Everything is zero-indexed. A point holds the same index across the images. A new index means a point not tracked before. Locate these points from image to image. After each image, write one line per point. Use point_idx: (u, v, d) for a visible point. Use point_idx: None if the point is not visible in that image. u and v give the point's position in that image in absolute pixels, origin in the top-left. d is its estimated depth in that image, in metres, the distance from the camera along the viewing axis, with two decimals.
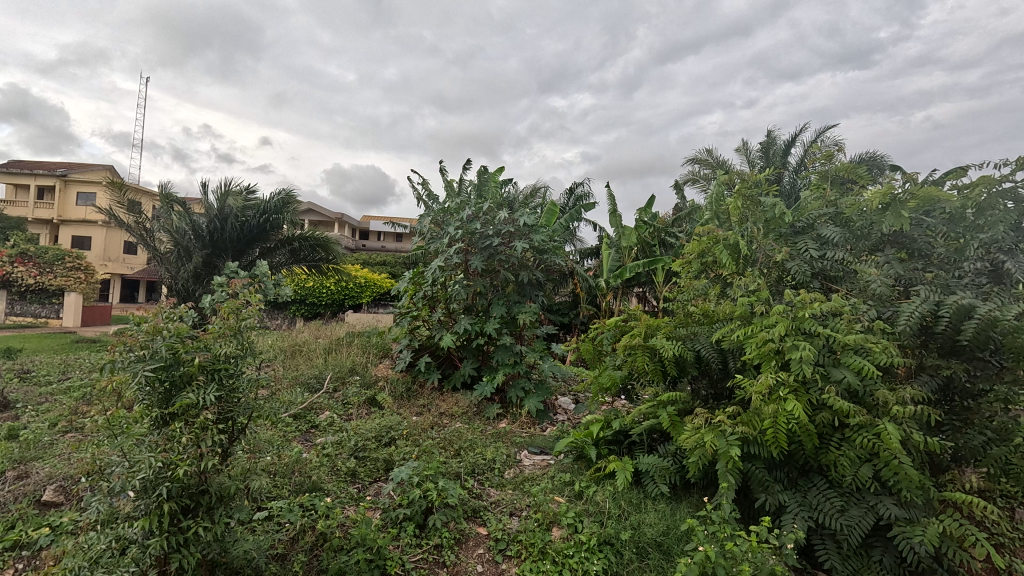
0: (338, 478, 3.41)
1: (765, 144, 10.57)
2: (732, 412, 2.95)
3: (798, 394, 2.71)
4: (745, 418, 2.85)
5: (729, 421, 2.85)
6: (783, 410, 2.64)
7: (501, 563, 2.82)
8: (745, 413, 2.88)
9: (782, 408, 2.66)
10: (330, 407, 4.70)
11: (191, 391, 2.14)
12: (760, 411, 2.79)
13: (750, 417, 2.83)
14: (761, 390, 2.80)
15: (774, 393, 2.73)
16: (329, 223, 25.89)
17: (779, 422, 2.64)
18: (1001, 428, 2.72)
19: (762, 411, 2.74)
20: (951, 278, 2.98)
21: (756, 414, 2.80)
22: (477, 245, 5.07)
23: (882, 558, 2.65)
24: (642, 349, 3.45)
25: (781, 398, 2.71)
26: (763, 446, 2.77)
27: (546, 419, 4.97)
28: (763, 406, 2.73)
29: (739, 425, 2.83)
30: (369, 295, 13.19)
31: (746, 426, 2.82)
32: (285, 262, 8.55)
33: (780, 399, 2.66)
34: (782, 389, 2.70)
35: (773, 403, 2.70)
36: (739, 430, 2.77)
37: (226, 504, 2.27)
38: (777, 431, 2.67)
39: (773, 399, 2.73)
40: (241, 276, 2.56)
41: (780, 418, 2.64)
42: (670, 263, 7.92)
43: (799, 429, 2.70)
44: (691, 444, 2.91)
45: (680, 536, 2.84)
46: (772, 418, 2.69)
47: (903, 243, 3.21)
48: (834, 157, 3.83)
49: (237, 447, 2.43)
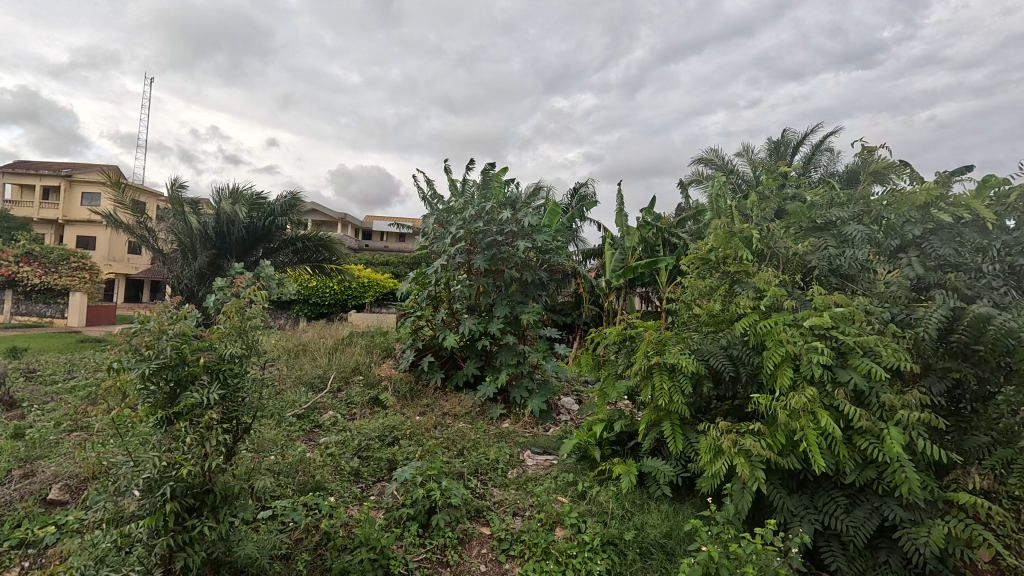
0: (342, 478, 3.42)
1: (774, 142, 10.51)
2: (750, 427, 2.87)
3: (821, 406, 2.68)
4: (765, 432, 2.80)
5: (756, 445, 2.74)
6: (811, 425, 2.59)
7: (505, 562, 2.81)
8: (767, 431, 2.81)
9: (811, 422, 2.62)
10: (334, 407, 4.71)
11: (195, 390, 2.15)
12: (787, 428, 2.73)
13: (774, 436, 2.76)
14: (787, 405, 2.71)
15: (802, 407, 2.66)
16: (333, 223, 25.94)
17: (811, 438, 2.58)
18: (1006, 430, 2.68)
19: (789, 427, 2.68)
20: (972, 279, 2.90)
21: (781, 430, 2.73)
22: (480, 244, 5.05)
23: (888, 559, 2.65)
24: (661, 369, 3.25)
25: (808, 413, 2.65)
26: (786, 462, 2.73)
27: (549, 419, 4.97)
28: (790, 422, 2.66)
29: (765, 448, 2.75)
30: (372, 296, 13.23)
31: (772, 449, 2.75)
32: (289, 262, 8.58)
33: (808, 414, 2.61)
34: (811, 404, 2.63)
35: (802, 419, 2.65)
36: (768, 456, 2.69)
37: (231, 503, 2.27)
38: (809, 448, 2.61)
39: (802, 414, 2.68)
40: (246, 275, 2.57)
41: (813, 438, 2.56)
42: (674, 263, 7.91)
43: (824, 440, 2.66)
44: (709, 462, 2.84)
45: (683, 537, 2.83)
46: (800, 433, 2.64)
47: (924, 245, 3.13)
48: (874, 153, 3.65)
49: (241, 447, 2.44)
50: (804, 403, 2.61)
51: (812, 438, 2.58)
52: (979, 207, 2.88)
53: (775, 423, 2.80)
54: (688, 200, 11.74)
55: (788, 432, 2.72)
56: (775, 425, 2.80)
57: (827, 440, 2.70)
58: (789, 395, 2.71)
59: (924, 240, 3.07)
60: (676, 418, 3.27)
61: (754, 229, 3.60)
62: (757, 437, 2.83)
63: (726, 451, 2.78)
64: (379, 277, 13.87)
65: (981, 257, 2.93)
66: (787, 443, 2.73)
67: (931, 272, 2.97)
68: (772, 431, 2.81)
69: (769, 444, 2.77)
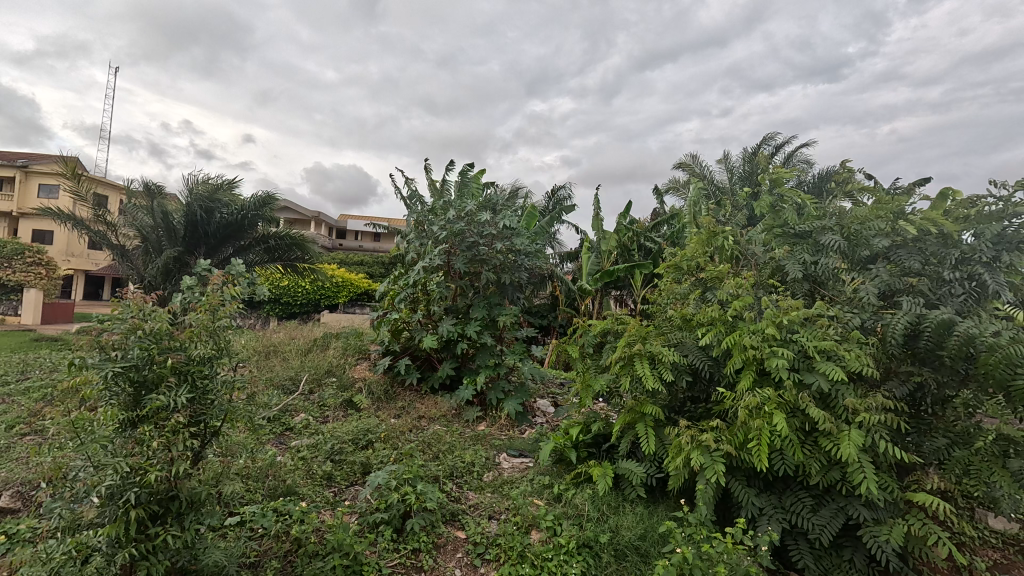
0: (314, 482, 3.34)
1: (749, 152, 10.78)
2: (714, 426, 2.96)
3: (781, 407, 2.77)
4: (726, 428, 2.90)
5: (714, 440, 2.85)
6: (765, 426, 2.68)
7: (479, 567, 2.79)
8: (727, 427, 2.91)
9: (766, 423, 2.70)
10: (306, 409, 4.61)
11: (161, 393, 2.07)
12: (744, 426, 2.82)
13: (732, 432, 2.86)
14: (745, 405, 2.82)
15: (759, 407, 2.75)
16: (306, 222, 25.42)
17: (763, 437, 2.68)
18: (963, 432, 2.86)
19: (745, 424, 2.78)
20: (933, 285, 3.01)
21: (739, 427, 2.83)
22: (460, 245, 4.99)
23: (852, 557, 2.74)
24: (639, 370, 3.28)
25: (765, 411, 2.75)
26: (748, 458, 2.81)
27: (524, 421, 4.97)
28: (748, 419, 2.76)
29: (724, 443, 2.86)
30: (346, 295, 12.99)
31: (730, 444, 2.86)
32: (260, 260, 8.35)
33: (767, 420, 2.68)
34: (766, 404, 2.74)
35: (758, 419, 2.74)
36: (724, 449, 2.80)
37: (197, 509, 2.19)
38: (759, 446, 2.72)
39: (758, 415, 2.77)
40: (216, 274, 2.46)
41: (765, 437, 2.66)
42: (650, 267, 8.03)
43: (781, 440, 2.75)
44: (676, 464, 2.91)
45: (657, 539, 2.87)
46: (756, 432, 2.74)
47: (891, 256, 3.23)
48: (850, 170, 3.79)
49: (209, 451, 2.36)
50: (760, 406, 2.70)
51: (764, 438, 2.66)
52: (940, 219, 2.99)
53: (735, 421, 2.90)
54: (664, 205, 11.92)
55: (752, 436, 2.80)
56: (735, 423, 2.89)
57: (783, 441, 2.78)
58: (746, 395, 2.81)
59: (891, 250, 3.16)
60: (649, 419, 3.32)
61: (733, 234, 3.66)
62: (718, 434, 2.92)
63: (683, 445, 2.88)
64: (353, 277, 13.64)
65: (943, 265, 3.01)
66: (750, 445, 2.80)
67: (896, 278, 3.09)
68: (733, 428, 2.91)
69: (729, 440, 2.87)
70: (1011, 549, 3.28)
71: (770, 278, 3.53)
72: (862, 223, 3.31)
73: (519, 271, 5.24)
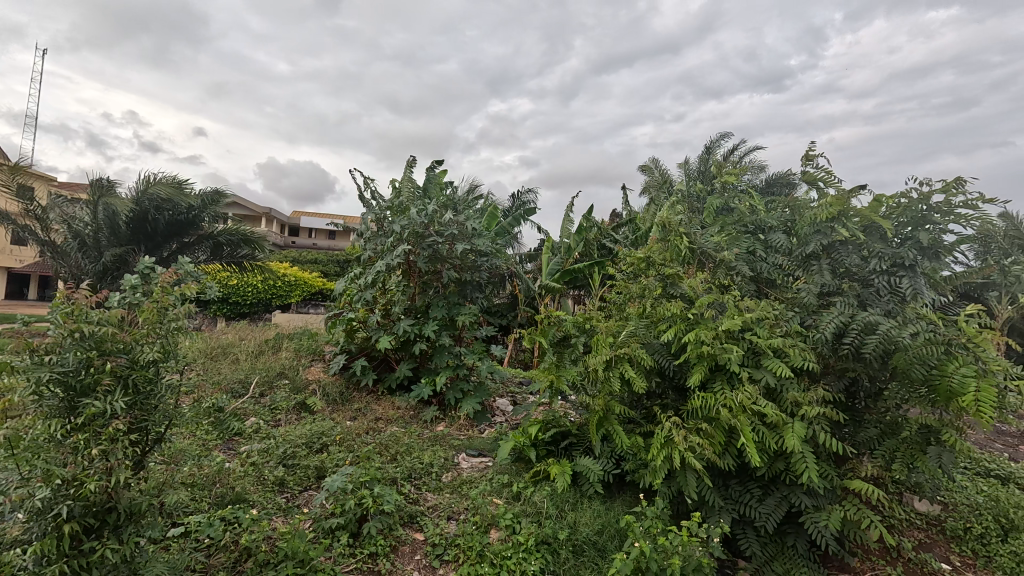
0: (265, 488, 3.22)
1: (703, 158, 11.20)
2: (691, 423, 3.02)
3: (760, 402, 2.85)
4: (705, 425, 2.95)
5: (699, 438, 2.90)
6: (744, 421, 2.75)
7: (438, 568, 2.77)
8: (706, 425, 2.96)
9: (742, 419, 2.79)
10: (257, 413, 4.44)
11: (98, 399, 1.94)
12: (717, 423, 2.89)
13: (712, 430, 2.91)
14: (723, 402, 2.88)
15: (739, 403, 2.83)
16: (255, 218, 24.45)
17: (743, 433, 2.75)
18: (892, 423, 3.06)
19: (726, 423, 2.84)
20: (863, 289, 3.23)
21: (717, 425, 2.89)
22: (419, 245, 4.93)
23: (795, 543, 2.93)
24: (608, 367, 3.33)
25: (744, 410, 2.82)
26: (733, 457, 2.88)
27: (484, 421, 4.97)
28: (728, 418, 2.81)
29: (709, 442, 2.91)
30: (299, 295, 12.57)
31: (712, 443, 2.91)
32: (206, 258, 7.96)
33: (741, 415, 2.77)
34: (735, 400, 2.82)
35: (737, 416, 2.80)
36: (706, 447, 2.86)
37: (136, 522, 2.07)
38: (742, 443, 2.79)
39: (738, 411, 2.83)
40: (161, 271, 2.32)
41: (745, 433, 2.73)
42: (608, 268, 8.18)
43: (752, 435, 2.84)
44: (657, 460, 2.94)
45: (615, 534, 2.94)
46: (737, 428, 2.80)
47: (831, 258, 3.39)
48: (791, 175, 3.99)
49: (151, 459, 2.24)
50: (742, 401, 2.78)
51: (745, 434, 2.74)
52: (878, 218, 3.16)
53: (712, 417, 2.96)
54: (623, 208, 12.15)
55: (724, 427, 2.89)
56: (713, 420, 2.95)
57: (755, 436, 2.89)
58: (733, 392, 2.86)
59: (832, 251, 3.34)
60: (611, 417, 3.39)
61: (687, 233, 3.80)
62: (696, 431, 2.99)
63: (665, 442, 2.93)
64: (306, 276, 13.22)
65: (871, 270, 3.21)
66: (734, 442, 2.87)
67: (834, 280, 3.29)
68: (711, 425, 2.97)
69: (710, 438, 2.92)
70: (933, 530, 3.56)
71: (723, 278, 3.67)
72: (808, 227, 3.48)
73: (479, 271, 5.20)
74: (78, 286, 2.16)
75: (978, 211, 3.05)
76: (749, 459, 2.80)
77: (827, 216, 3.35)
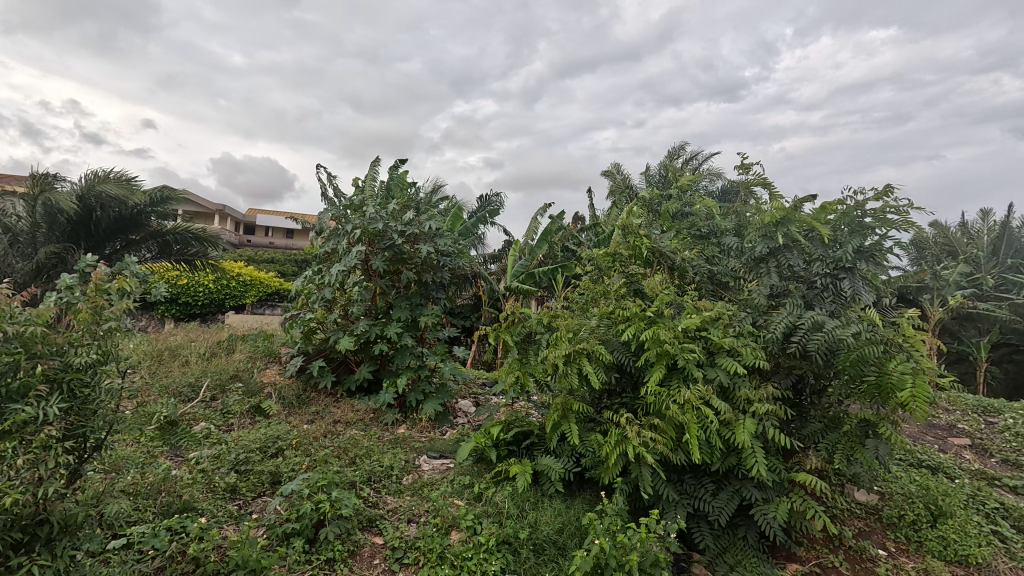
0: (215, 496, 3.09)
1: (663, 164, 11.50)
2: (648, 420, 3.09)
3: (711, 400, 2.95)
4: (660, 423, 3.03)
5: (656, 436, 2.98)
6: (695, 418, 2.84)
7: (398, 571, 2.74)
8: (661, 423, 3.04)
9: (694, 416, 2.88)
10: (207, 418, 4.25)
11: (27, 405, 1.80)
12: (672, 421, 2.97)
13: (667, 427, 2.99)
14: (677, 400, 2.96)
15: (692, 401, 2.91)
16: (208, 215, 23.45)
17: (695, 430, 2.84)
18: (834, 418, 3.23)
19: (678, 420, 2.92)
20: (808, 291, 3.40)
21: (671, 423, 2.97)
22: (380, 244, 4.85)
23: (746, 535, 3.05)
24: (568, 367, 3.37)
25: (697, 407, 2.91)
26: (686, 453, 2.98)
27: (445, 423, 4.93)
28: (680, 415, 2.89)
29: (664, 439, 2.99)
30: (254, 295, 12.12)
31: (668, 440, 3.00)
32: (153, 256, 7.57)
33: (693, 412, 2.86)
34: (688, 398, 2.90)
35: (690, 413, 2.88)
36: (661, 445, 2.93)
37: (72, 534, 1.96)
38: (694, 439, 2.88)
39: (691, 409, 2.92)
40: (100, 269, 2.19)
41: (696, 429, 2.82)
42: (570, 270, 8.28)
43: (704, 432, 2.94)
44: (615, 458, 3.00)
45: (575, 532, 2.99)
46: (689, 425, 2.89)
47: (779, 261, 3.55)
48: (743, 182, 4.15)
49: (89, 467, 2.11)
50: (693, 399, 2.87)
51: (695, 431, 2.83)
52: (821, 224, 3.33)
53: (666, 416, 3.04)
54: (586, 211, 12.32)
55: (677, 425, 2.98)
56: (668, 417, 3.03)
57: (708, 432, 2.99)
58: (687, 390, 2.95)
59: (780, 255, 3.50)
60: (571, 417, 3.43)
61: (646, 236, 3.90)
62: (653, 428, 3.07)
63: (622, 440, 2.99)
64: (262, 275, 12.78)
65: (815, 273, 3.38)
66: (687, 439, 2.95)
67: (782, 282, 3.45)
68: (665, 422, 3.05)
69: (665, 435, 3.00)
70: (871, 518, 3.77)
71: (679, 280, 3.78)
72: (757, 231, 3.63)
73: (442, 271, 5.15)
74: (4, 284, 2.01)
75: (910, 219, 3.26)
76: (702, 455, 2.90)
77: (775, 221, 3.51)
